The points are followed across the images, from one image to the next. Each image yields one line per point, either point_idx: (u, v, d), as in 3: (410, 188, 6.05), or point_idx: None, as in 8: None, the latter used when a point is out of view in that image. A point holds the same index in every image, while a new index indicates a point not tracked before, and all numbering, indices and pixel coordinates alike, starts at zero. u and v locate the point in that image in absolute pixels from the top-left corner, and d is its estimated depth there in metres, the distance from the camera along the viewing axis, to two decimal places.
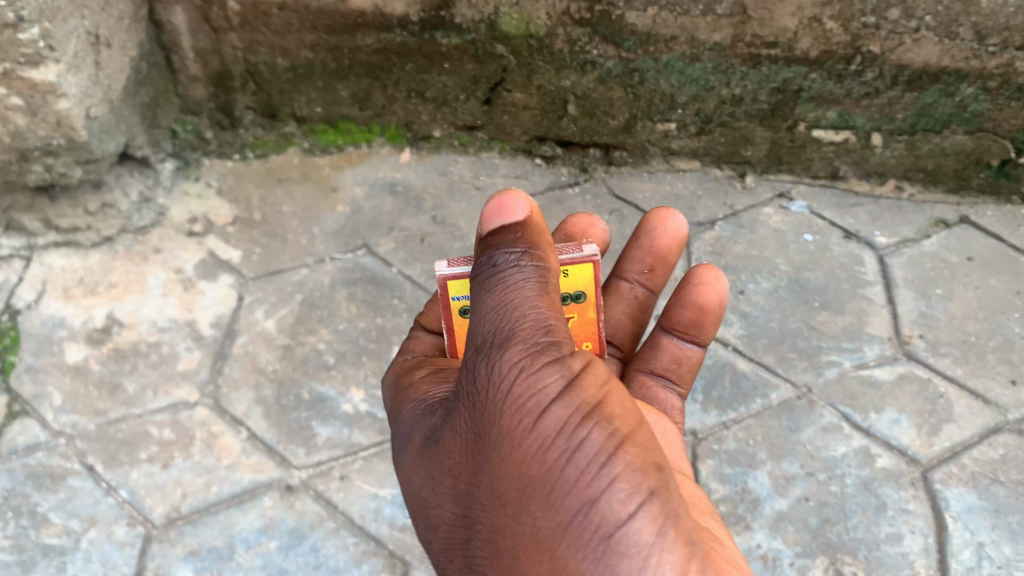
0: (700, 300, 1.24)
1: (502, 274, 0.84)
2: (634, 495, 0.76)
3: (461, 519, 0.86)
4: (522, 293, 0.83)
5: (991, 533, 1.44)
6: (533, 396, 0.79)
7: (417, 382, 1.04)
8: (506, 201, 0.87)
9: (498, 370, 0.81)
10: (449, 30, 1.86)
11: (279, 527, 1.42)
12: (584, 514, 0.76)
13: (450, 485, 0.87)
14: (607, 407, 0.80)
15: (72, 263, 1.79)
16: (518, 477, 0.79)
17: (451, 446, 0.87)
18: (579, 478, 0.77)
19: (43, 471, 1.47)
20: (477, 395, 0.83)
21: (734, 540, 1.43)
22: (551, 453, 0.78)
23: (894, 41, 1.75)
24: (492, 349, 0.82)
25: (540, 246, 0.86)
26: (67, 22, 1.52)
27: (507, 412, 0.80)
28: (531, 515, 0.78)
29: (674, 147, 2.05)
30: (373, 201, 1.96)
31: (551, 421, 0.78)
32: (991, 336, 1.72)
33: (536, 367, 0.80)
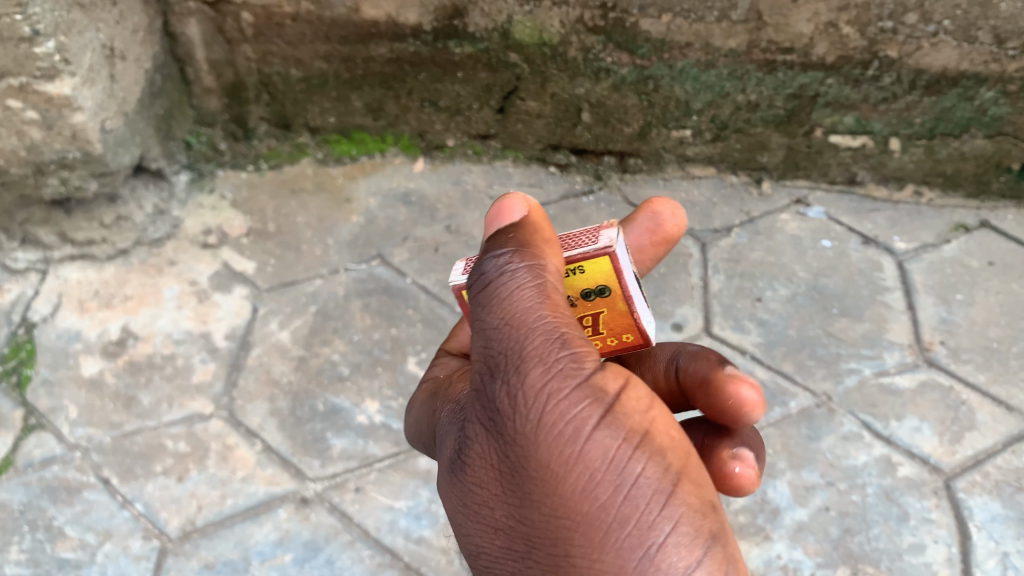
0: None
1: (497, 284, 0.77)
2: (697, 538, 0.69)
3: (504, 556, 0.77)
4: (527, 302, 0.75)
5: (1017, 543, 1.41)
6: (571, 424, 0.72)
7: (454, 387, 0.99)
8: (504, 203, 0.80)
9: (526, 395, 0.73)
10: (462, 39, 1.86)
11: (295, 539, 1.41)
12: (645, 561, 0.68)
13: (488, 518, 0.78)
14: (655, 435, 0.72)
15: (87, 275, 1.79)
16: (565, 515, 0.71)
17: (482, 475, 0.78)
18: (635, 518, 0.69)
19: (59, 485, 1.47)
20: (505, 422, 0.75)
21: (754, 551, 1.41)
22: (600, 489, 0.70)
23: (912, 45, 1.73)
24: (513, 371, 0.74)
25: (539, 247, 0.78)
26: (83, 35, 1.53)
27: (543, 441, 0.72)
28: (585, 558, 0.70)
29: (690, 153, 2.03)
30: (387, 211, 1.95)
31: (596, 453, 0.71)
32: (1013, 342, 1.70)
33: (569, 391, 0.72)
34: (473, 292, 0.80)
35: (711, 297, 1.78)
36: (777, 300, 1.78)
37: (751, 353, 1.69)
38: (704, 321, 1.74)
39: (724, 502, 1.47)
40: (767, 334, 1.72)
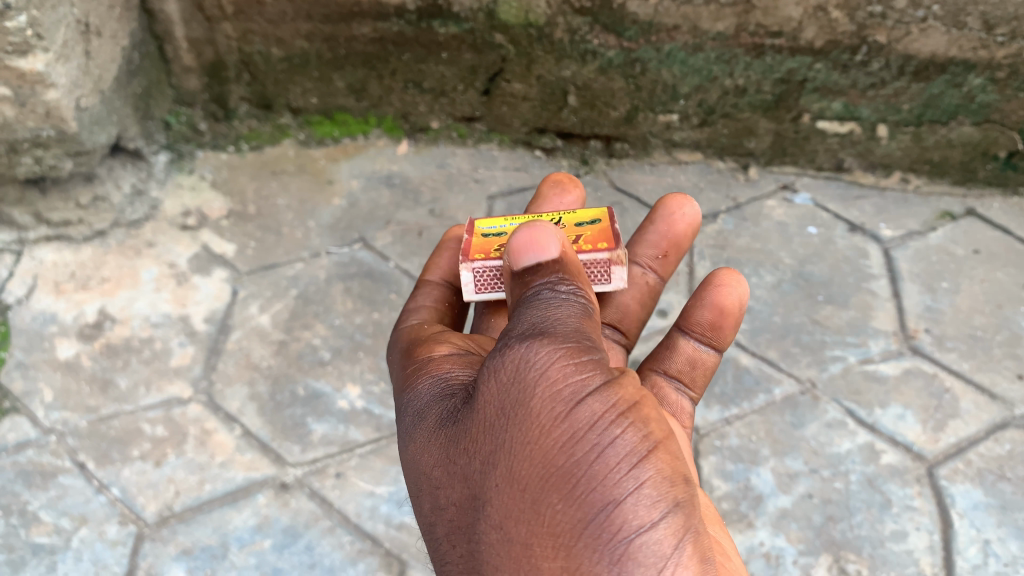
0: (721, 302, 1.19)
1: (544, 300, 0.85)
2: (659, 503, 0.75)
3: (467, 502, 0.81)
4: (564, 310, 0.84)
5: (998, 530, 1.41)
6: (570, 387, 0.78)
7: (437, 359, 0.97)
8: (538, 237, 0.86)
9: (538, 356, 0.80)
10: (446, 19, 1.82)
11: (273, 525, 1.39)
12: (607, 514, 0.74)
13: (463, 464, 0.82)
14: (642, 410, 0.79)
15: (63, 256, 1.76)
16: (543, 466, 0.76)
17: (469, 425, 0.82)
18: (607, 475, 0.75)
19: (33, 470, 1.44)
20: (506, 381, 0.80)
21: (736, 538, 1.40)
22: (582, 445, 0.76)
23: (901, 30, 1.71)
24: (529, 338, 0.81)
25: (576, 276, 0.88)
26: (56, 10, 1.49)
27: (540, 400, 0.78)
28: (553, 506, 0.76)
29: (676, 138, 2.02)
30: (370, 193, 1.93)
31: (586, 414, 0.77)
32: (998, 331, 1.69)
33: (576, 363, 0.79)
34: (517, 303, 0.89)
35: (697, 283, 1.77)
36: (762, 286, 1.77)
37: (736, 340, 1.68)
38: None
39: (708, 489, 1.46)
40: (752, 320, 1.71)
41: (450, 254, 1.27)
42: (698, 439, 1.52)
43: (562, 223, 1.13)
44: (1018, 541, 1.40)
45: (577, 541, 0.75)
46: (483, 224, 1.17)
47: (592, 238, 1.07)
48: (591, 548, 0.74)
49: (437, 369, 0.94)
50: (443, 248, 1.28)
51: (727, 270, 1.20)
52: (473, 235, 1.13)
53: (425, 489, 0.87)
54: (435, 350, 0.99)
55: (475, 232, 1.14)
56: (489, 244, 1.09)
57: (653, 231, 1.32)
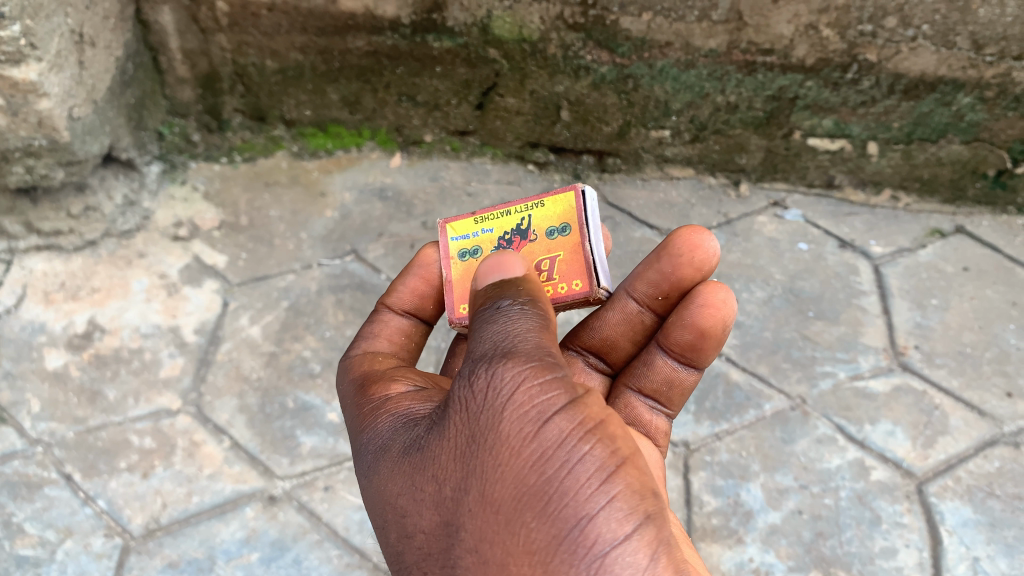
0: (703, 325, 1.06)
1: (505, 314, 0.86)
2: (630, 516, 0.75)
3: (441, 529, 0.80)
4: (523, 326, 0.85)
5: (987, 547, 1.41)
6: (537, 407, 0.78)
7: (393, 398, 0.96)
8: (506, 260, 0.94)
9: (506, 378, 0.80)
10: (440, 33, 1.83)
11: (261, 538, 1.39)
12: (580, 528, 0.74)
13: (433, 491, 0.82)
14: (609, 427, 0.80)
15: (53, 266, 1.75)
16: (514, 485, 0.77)
17: (437, 452, 0.82)
18: (579, 490, 0.75)
19: (19, 481, 1.43)
20: (474, 404, 0.80)
21: (724, 553, 1.41)
22: (552, 463, 0.76)
23: (891, 49, 1.73)
24: (494, 361, 0.82)
25: (540, 296, 0.90)
26: (50, 19, 1.50)
27: (507, 419, 0.78)
28: (528, 524, 0.75)
29: (668, 154, 2.03)
30: (363, 206, 1.93)
31: (554, 432, 0.78)
32: (988, 348, 1.70)
33: (543, 382, 0.80)
34: (476, 314, 0.90)
35: None
36: (754, 301, 1.78)
37: (726, 355, 1.68)
38: None
39: (697, 504, 1.46)
40: (743, 336, 1.72)
41: (414, 283, 1.16)
42: (688, 454, 1.52)
43: (533, 236, 1.10)
44: (1007, 559, 1.40)
45: (552, 558, 0.74)
46: (456, 234, 1.14)
47: (568, 271, 1.07)
48: (567, 563, 0.74)
49: (397, 408, 0.93)
50: (408, 275, 1.16)
51: (710, 291, 1.05)
52: (451, 262, 1.14)
53: (392, 520, 0.86)
54: (390, 388, 0.99)
55: (451, 253, 1.14)
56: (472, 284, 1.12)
57: (655, 268, 1.09)
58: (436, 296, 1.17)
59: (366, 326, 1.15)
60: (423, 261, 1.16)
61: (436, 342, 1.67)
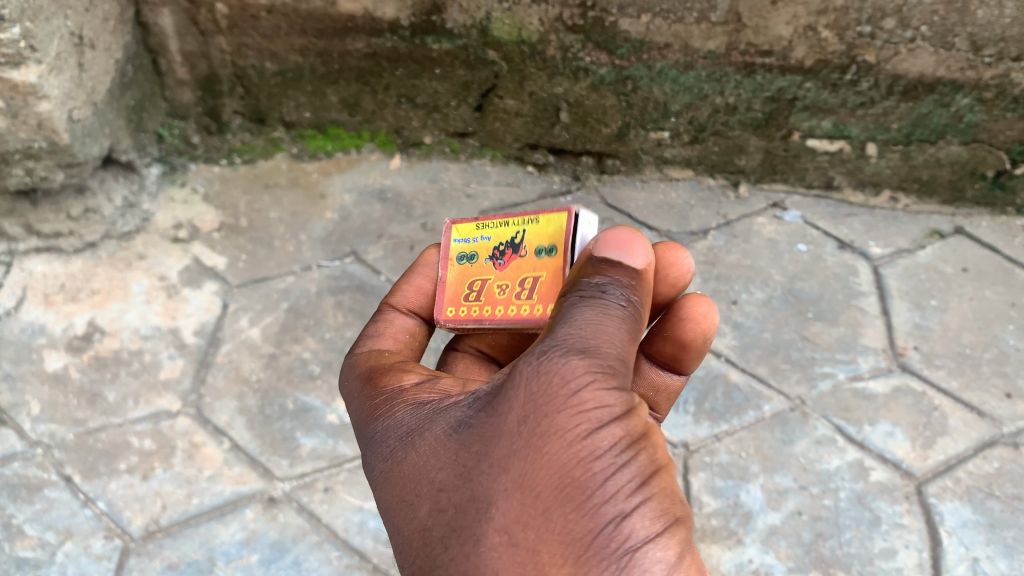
0: (684, 336, 1.04)
1: (606, 299, 0.83)
2: (667, 523, 0.73)
3: (468, 506, 0.77)
4: (617, 318, 0.81)
5: (987, 548, 1.41)
6: (604, 402, 0.75)
7: (412, 389, 0.96)
8: (632, 242, 0.87)
9: (580, 365, 0.76)
10: (439, 35, 1.84)
11: (261, 540, 1.39)
12: (618, 528, 0.72)
13: (470, 468, 0.79)
14: (655, 439, 0.78)
15: (53, 268, 1.75)
16: (560, 474, 0.74)
17: (482, 430, 0.79)
18: (622, 491, 0.73)
19: (19, 483, 1.43)
20: (537, 381, 0.77)
21: (724, 554, 1.41)
22: (604, 460, 0.74)
23: (890, 50, 1.73)
24: (569, 347, 0.78)
25: (644, 296, 0.86)
26: (50, 21, 1.50)
27: (567, 405, 0.75)
28: (565, 515, 0.73)
29: (667, 155, 2.03)
30: (362, 208, 1.93)
31: (613, 430, 0.75)
32: (986, 348, 1.70)
33: (612, 379, 0.77)
34: (571, 290, 0.86)
35: None
36: (753, 302, 1.78)
37: (726, 356, 1.68)
38: None
39: (697, 505, 1.46)
40: (742, 337, 1.72)
41: (419, 283, 1.17)
42: (688, 455, 1.52)
43: (523, 252, 1.06)
44: (1006, 559, 1.40)
45: (585, 552, 0.72)
46: (459, 237, 1.15)
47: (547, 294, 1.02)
48: (599, 560, 0.71)
49: (421, 399, 0.93)
50: (411, 273, 1.18)
51: (692, 303, 1.03)
52: (449, 265, 1.15)
53: (416, 494, 0.83)
54: (406, 380, 0.98)
55: (451, 254, 1.15)
56: (462, 289, 1.13)
57: None
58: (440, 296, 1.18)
59: (371, 326, 1.14)
60: (425, 262, 1.18)
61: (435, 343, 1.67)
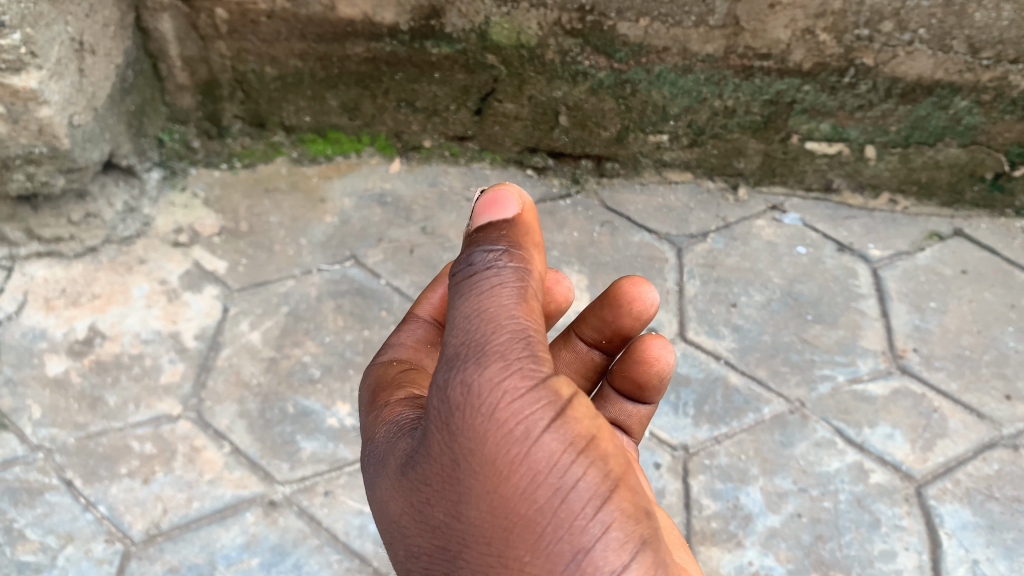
0: (641, 377, 1.13)
1: (477, 275, 0.82)
2: (627, 544, 0.75)
3: (438, 555, 0.80)
4: (499, 299, 0.80)
5: (987, 550, 1.41)
6: (524, 424, 0.75)
7: (389, 405, 0.96)
8: (498, 196, 0.87)
9: (486, 388, 0.76)
10: (439, 39, 1.84)
11: (261, 543, 1.39)
12: (578, 561, 0.74)
13: (427, 516, 0.81)
14: (597, 443, 0.78)
15: (54, 273, 1.76)
16: (505, 514, 0.75)
17: (426, 474, 0.80)
18: (573, 521, 0.74)
19: (20, 487, 1.43)
20: (454, 419, 0.77)
21: (723, 557, 1.41)
22: (544, 489, 0.75)
23: (888, 53, 1.74)
24: (470, 363, 0.77)
25: (521, 246, 0.84)
26: (50, 27, 1.51)
27: (492, 439, 0.75)
28: (521, 557, 0.75)
29: (666, 158, 2.04)
30: (362, 212, 1.94)
31: (544, 456, 0.75)
32: (986, 350, 1.71)
33: (529, 394, 0.76)
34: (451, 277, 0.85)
35: (687, 302, 1.79)
36: (752, 305, 1.79)
37: (725, 359, 1.69)
38: (679, 326, 1.74)
39: (697, 508, 1.46)
40: (741, 339, 1.72)
41: (446, 291, 1.20)
42: (687, 458, 1.52)
43: None
44: (1006, 561, 1.40)
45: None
46: None
47: None
48: None
49: (393, 417, 0.93)
50: (438, 285, 1.21)
51: (649, 345, 1.12)
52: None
53: (390, 539, 0.86)
54: (396, 395, 0.98)
55: None
56: None
57: (597, 314, 1.16)
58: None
59: (395, 333, 1.15)
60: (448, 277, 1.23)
61: None
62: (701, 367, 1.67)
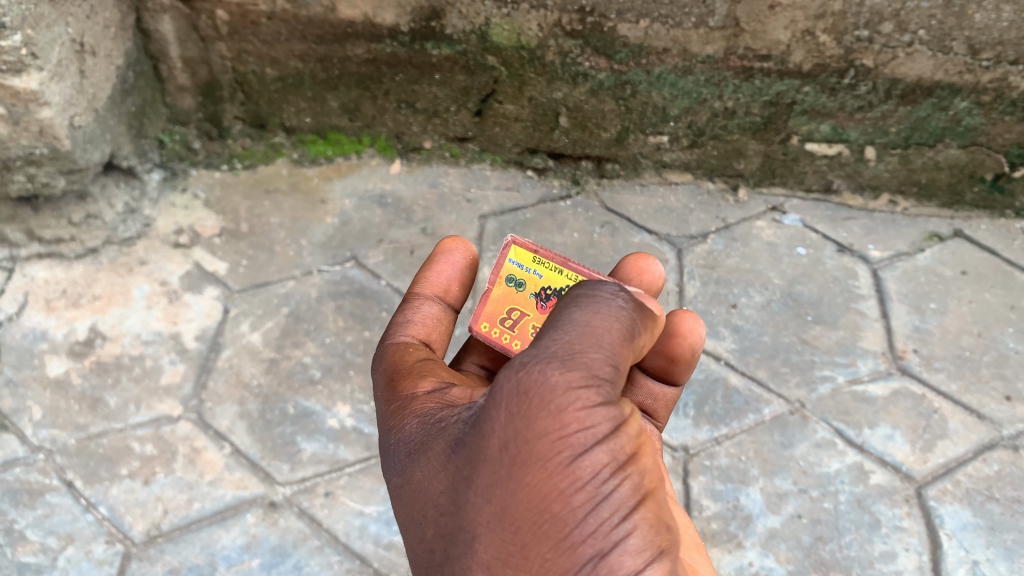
0: (672, 349, 1.15)
1: (593, 304, 0.85)
2: (647, 559, 0.76)
3: (456, 534, 0.82)
4: (603, 326, 0.83)
5: (987, 551, 1.41)
6: (583, 429, 0.76)
7: (422, 397, 0.97)
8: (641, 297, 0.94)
9: (558, 390, 0.77)
10: (439, 41, 1.84)
11: (262, 544, 1.39)
12: (595, 566, 0.76)
13: (458, 495, 0.82)
14: (640, 460, 0.79)
15: (55, 274, 1.75)
16: (540, 509, 0.77)
17: (469, 456, 0.82)
18: (599, 527, 0.76)
19: (20, 488, 1.44)
20: (515, 407, 0.78)
21: (724, 557, 1.41)
22: (582, 494, 0.76)
23: (888, 54, 1.74)
24: (551, 360, 0.79)
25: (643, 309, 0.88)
26: (51, 29, 1.51)
27: (546, 436, 0.76)
28: (543, 552, 0.77)
29: (666, 159, 2.04)
30: (363, 213, 1.94)
31: (592, 462, 0.76)
32: (986, 351, 1.71)
33: (592, 403, 0.77)
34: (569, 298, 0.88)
35: (686, 303, 1.79)
36: (752, 306, 1.79)
37: (725, 359, 1.69)
38: None
39: (697, 509, 1.46)
40: (741, 340, 1.72)
41: (446, 267, 1.19)
42: (687, 458, 1.52)
43: None
44: (1006, 562, 1.40)
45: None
46: (515, 259, 1.16)
47: None
48: None
49: (428, 408, 0.94)
50: (440, 260, 1.19)
51: (680, 318, 1.14)
52: (496, 282, 1.17)
53: (413, 510, 0.88)
54: (420, 385, 0.99)
55: (501, 273, 1.17)
56: (501, 309, 1.17)
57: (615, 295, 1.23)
58: (465, 283, 1.20)
59: (400, 313, 1.16)
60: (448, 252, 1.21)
61: None
62: (700, 368, 1.67)
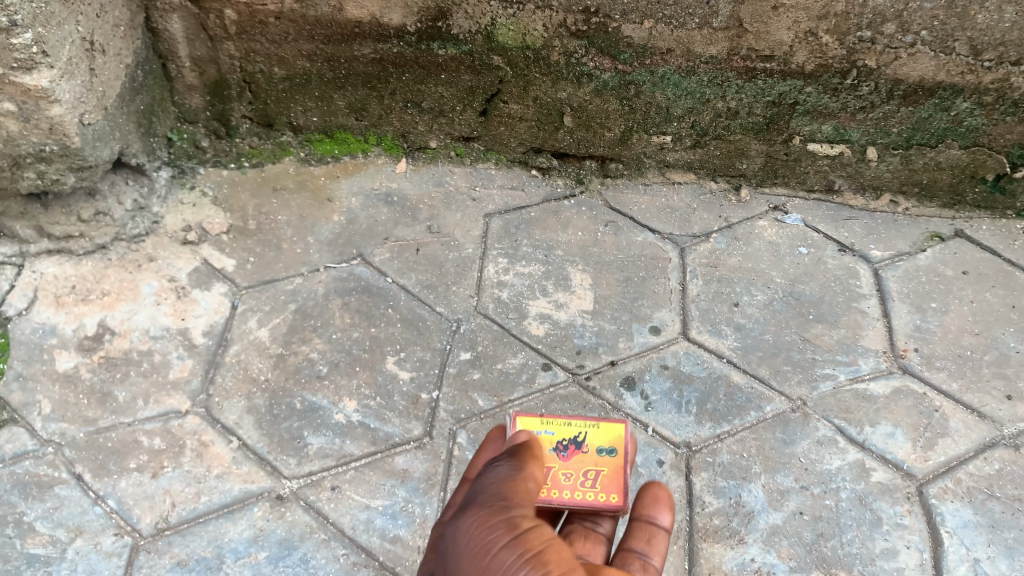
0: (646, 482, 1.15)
1: (487, 472, 1.00)
2: None
3: None
4: (492, 479, 0.97)
5: (988, 549, 1.42)
6: (488, 548, 0.86)
7: None
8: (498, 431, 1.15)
9: (468, 532, 0.89)
10: (445, 41, 1.86)
11: (269, 537, 1.40)
12: None
13: None
14: (544, 553, 0.84)
15: (64, 270, 1.77)
16: None
17: None
18: None
19: (30, 480, 1.44)
20: (448, 558, 0.90)
21: (726, 554, 1.41)
22: None
23: (890, 55, 1.76)
24: (462, 515, 0.93)
25: (524, 454, 1.02)
26: (62, 27, 1.53)
27: (467, 563, 0.87)
28: None
29: (670, 159, 2.06)
30: (369, 211, 1.96)
31: (500, 562, 0.84)
32: (987, 351, 1.72)
33: (491, 526, 0.88)
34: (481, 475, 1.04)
35: (689, 301, 1.81)
36: (754, 305, 1.80)
37: (727, 357, 1.70)
38: (682, 324, 1.76)
39: (699, 505, 1.47)
40: (743, 338, 1.74)
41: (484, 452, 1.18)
42: (690, 455, 1.54)
43: (585, 449, 1.19)
44: (1008, 560, 1.41)
45: None
46: (523, 425, 1.20)
47: (607, 486, 1.15)
48: None
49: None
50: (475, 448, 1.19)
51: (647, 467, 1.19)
52: None
53: None
54: None
55: None
56: None
57: None
58: None
59: None
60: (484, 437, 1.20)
61: (441, 344, 1.70)
62: (703, 366, 1.69)
